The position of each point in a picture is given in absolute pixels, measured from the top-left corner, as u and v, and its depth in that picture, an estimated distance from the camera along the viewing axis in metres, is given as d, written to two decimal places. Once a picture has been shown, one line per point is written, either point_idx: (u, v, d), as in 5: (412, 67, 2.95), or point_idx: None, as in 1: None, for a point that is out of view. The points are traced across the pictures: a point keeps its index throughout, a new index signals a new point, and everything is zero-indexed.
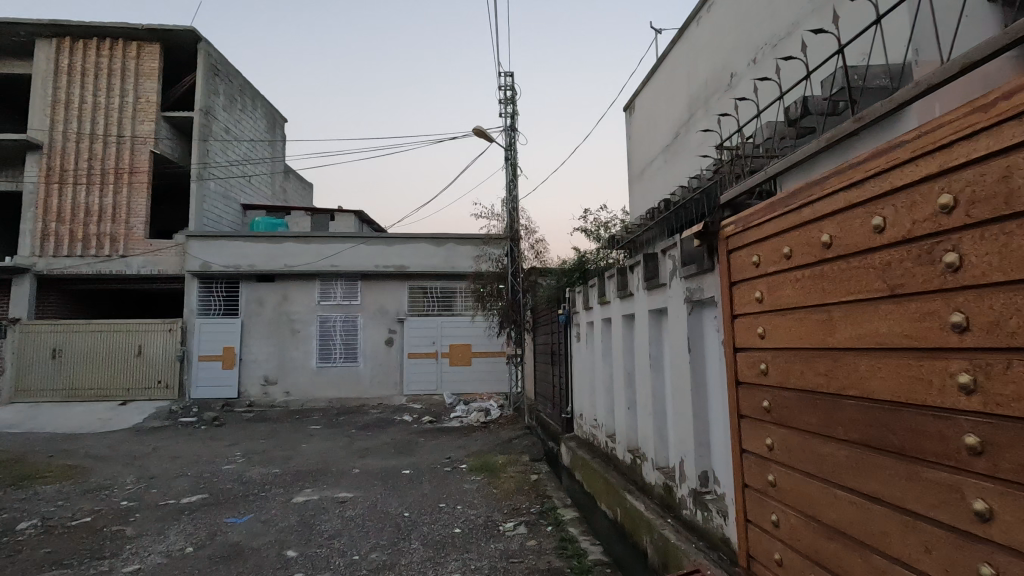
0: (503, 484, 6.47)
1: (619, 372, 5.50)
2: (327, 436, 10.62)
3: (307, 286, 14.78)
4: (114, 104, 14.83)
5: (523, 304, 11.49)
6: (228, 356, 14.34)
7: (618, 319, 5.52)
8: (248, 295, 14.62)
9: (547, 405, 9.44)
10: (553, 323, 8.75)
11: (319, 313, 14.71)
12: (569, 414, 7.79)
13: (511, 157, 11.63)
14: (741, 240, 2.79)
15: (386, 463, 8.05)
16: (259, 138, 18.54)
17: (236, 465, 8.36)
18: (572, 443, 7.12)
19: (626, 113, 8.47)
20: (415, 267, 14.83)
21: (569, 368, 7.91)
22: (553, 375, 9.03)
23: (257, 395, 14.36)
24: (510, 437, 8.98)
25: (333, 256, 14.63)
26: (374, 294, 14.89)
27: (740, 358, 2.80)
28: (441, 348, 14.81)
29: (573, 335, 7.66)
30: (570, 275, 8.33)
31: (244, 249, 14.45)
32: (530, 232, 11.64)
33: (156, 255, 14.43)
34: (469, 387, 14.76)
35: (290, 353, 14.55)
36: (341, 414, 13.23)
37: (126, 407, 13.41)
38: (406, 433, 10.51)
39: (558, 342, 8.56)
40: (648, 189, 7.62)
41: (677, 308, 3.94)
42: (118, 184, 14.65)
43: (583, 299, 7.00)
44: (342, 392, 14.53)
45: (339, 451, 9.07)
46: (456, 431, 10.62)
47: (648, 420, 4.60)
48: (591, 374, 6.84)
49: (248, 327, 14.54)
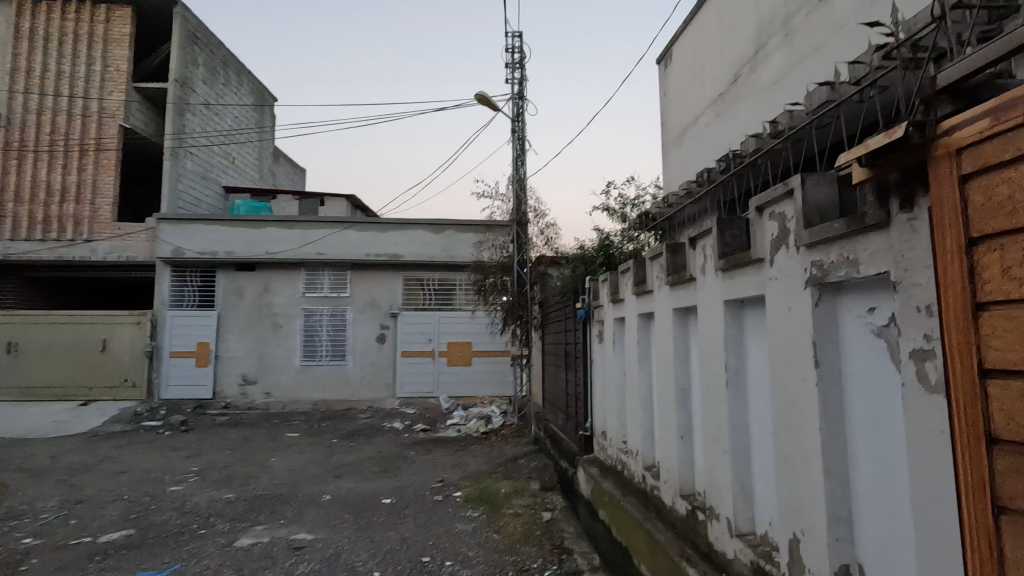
0: (506, 524, 5.04)
1: (665, 385, 4.06)
2: (304, 447, 9.19)
3: (290, 276, 13.38)
4: (80, 73, 13.39)
5: (531, 298, 10.07)
6: (203, 352, 12.98)
7: (666, 314, 4.07)
8: (225, 285, 13.24)
9: (560, 417, 8.02)
10: (569, 319, 7.30)
11: (304, 306, 13.31)
12: (588, 432, 6.34)
13: (518, 129, 10.15)
14: (1001, 150, 1.37)
15: (364, 487, 6.62)
16: (245, 115, 17.12)
17: (185, 486, 6.95)
18: (593, 470, 5.66)
19: (659, 66, 6.99)
20: (410, 257, 13.33)
21: (588, 374, 6.46)
22: (568, 382, 7.58)
23: (234, 396, 12.98)
24: (515, 455, 7.54)
25: (319, 243, 13.20)
26: (365, 286, 13.47)
27: (1002, 389, 1.37)
28: (438, 347, 13.39)
29: (594, 333, 6.21)
30: (592, 263, 6.85)
31: (221, 234, 13.01)
32: (540, 216, 10.09)
33: (124, 240, 13.05)
34: (469, 389, 13.35)
35: (271, 350, 13.17)
36: (325, 419, 11.82)
37: (86, 408, 12.04)
38: (394, 446, 9.07)
39: (573, 342, 7.09)
40: (688, 154, 6.16)
41: (784, 298, 2.51)
42: (83, 161, 13.24)
43: (611, 288, 5.53)
44: (328, 393, 13.14)
45: (312, 468, 7.65)
46: (452, 443, 9.18)
47: (719, 461, 3.18)
48: (619, 385, 5.39)
49: (225, 320, 13.14)
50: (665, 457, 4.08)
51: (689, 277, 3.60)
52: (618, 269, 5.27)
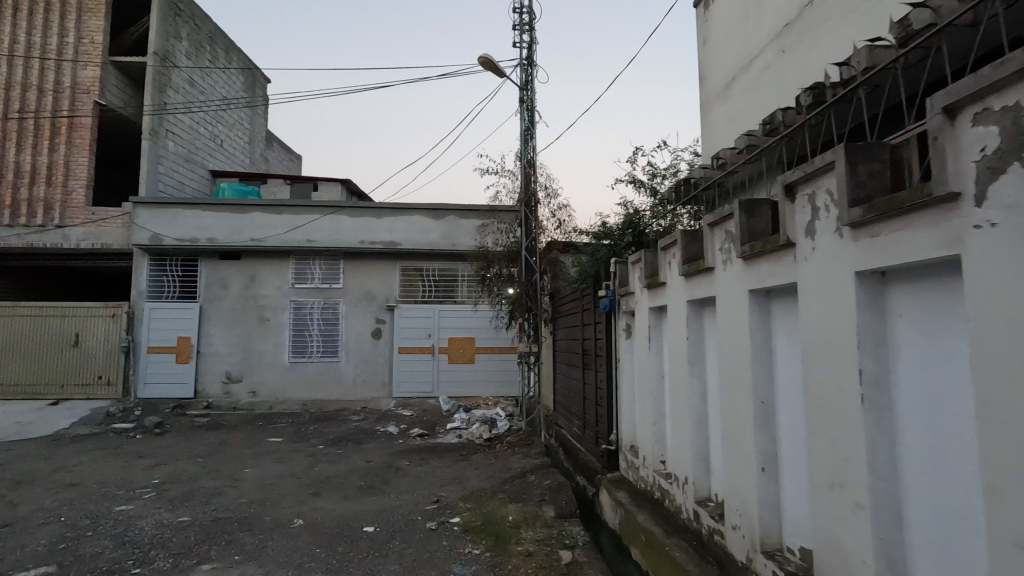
0: (514, 569, 3.95)
1: (738, 395, 3.19)
2: (284, 455, 8.14)
3: (279, 265, 12.35)
4: (52, 45, 12.33)
5: (541, 288, 8.98)
6: (183, 348, 11.98)
7: (738, 298, 3.24)
8: (208, 275, 12.23)
9: (575, 423, 6.95)
10: (587, 311, 6.23)
11: (294, 298, 12.29)
12: (613, 446, 5.27)
13: (526, 98, 9.04)
14: None
15: (344, 509, 5.57)
16: (234, 96, 16.06)
17: (136, 505, 5.90)
18: (621, 494, 4.63)
19: (698, 10, 5.89)
20: (407, 245, 12.23)
21: (610, 374, 5.40)
22: (584, 384, 6.49)
23: (217, 395, 11.98)
24: (524, 469, 6.47)
25: (309, 230, 12.12)
26: (359, 277, 12.42)
27: None
28: (439, 343, 12.34)
29: (620, 325, 5.19)
30: (616, 242, 5.73)
31: (203, 220, 11.95)
32: (552, 196, 8.89)
33: (99, 226, 12.04)
34: (471, 389, 12.30)
35: (258, 346, 12.16)
36: (313, 422, 10.79)
37: (54, 408, 11.04)
38: (386, 454, 8.02)
39: (592, 337, 6.05)
40: (736, 109, 5.04)
41: (1005, 256, 1.66)
42: (54, 141, 12.20)
43: (646, 271, 4.53)
44: (319, 392, 12.12)
45: (288, 483, 6.60)
46: (452, 451, 8.13)
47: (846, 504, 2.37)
48: (650, 389, 4.43)
49: (208, 313, 12.14)
50: (730, 489, 3.22)
51: (783, 242, 2.80)
52: (658, 245, 4.27)
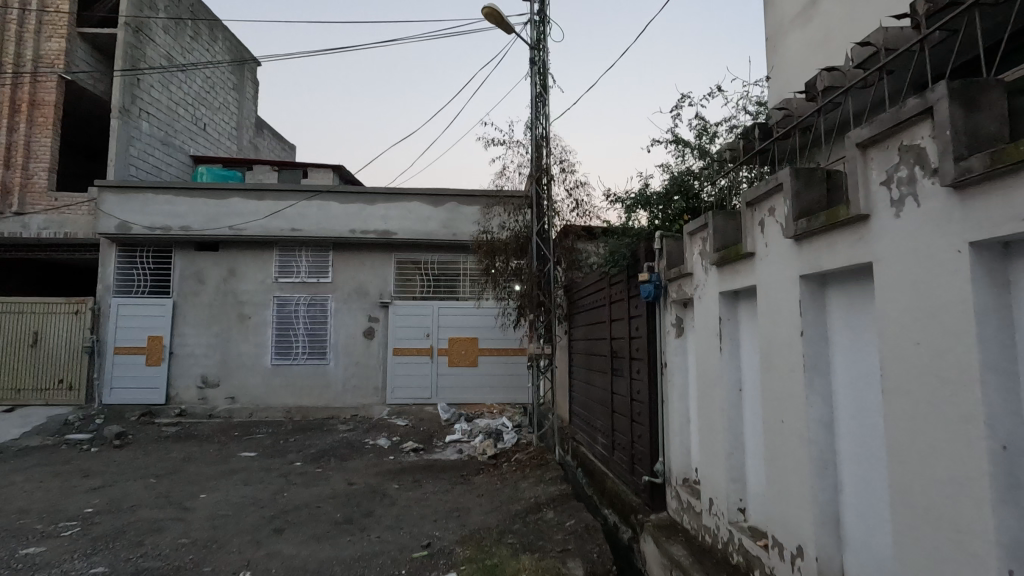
0: None
1: (924, 427, 2.05)
2: (252, 475, 6.90)
3: (261, 258, 11.14)
4: (12, 13, 11.04)
5: (553, 279, 7.71)
6: (154, 349, 10.79)
7: (925, 256, 2.05)
8: (183, 268, 11.04)
9: (600, 441, 5.69)
10: (619, 304, 4.98)
11: (277, 293, 11.08)
12: (658, 479, 4.00)
13: (537, 60, 7.80)
14: None
15: (307, 556, 4.33)
16: (219, 77, 14.90)
17: (48, 547, 4.66)
18: (678, 551, 3.37)
19: None
20: (403, 235, 10.97)
21: (653, 382, 4.12)
22: (612, 395, 5.23)
23: (191, 401, 10.77)
24: (538, 500, 5.21)
25: (295, 217, 10.90)
26: (351, 270, 11.19)
27: None
28: (438, 343, 11.10)
29: (670, 320, 3.95)
30: (657, 213, 4.45)
31: (176, 206, 10.74)
32: (568, 172, 7.58)
33: (62, 213, 10.87)
34: (473, 395, 11.05)
35: (237, 347, 10.95)
36: (295, 432, 9.55)
37: (7, 415, 9.86)
38: (372, 475, 6.77)
39: (625, 336, 4.80)
40: (829, 30, 3.84)
41: None
42: (13, 119, 10.95)
43: (716, 243, 3.27)
44: (305, 398, 10.90)
45: (248, 516, 5.36)
46: (451, 470, 6.87)
47: None
48: (718, 408, 3.23)
49: (182, 310, 10.95)
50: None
51: None
52: (745, 201, 3.02)
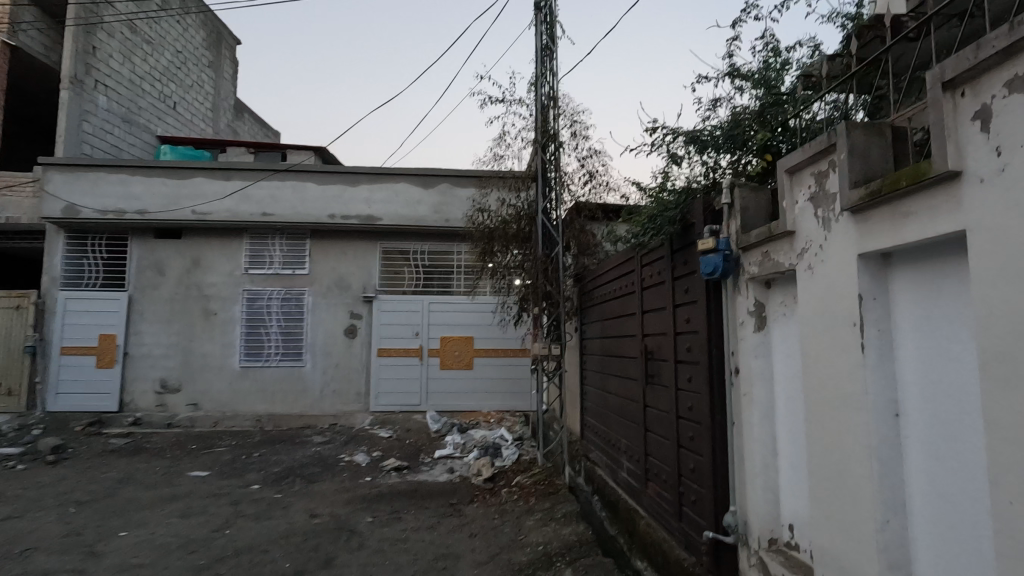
0: None
1: None
2: (196, 503, 5.64)
3: (229, 246, 9.89)
4: None
5: (561, 266, 6.45)
6: (106, 349, 9.53)
7: None
8: (141, 258, 9.78)
9: (627, 466, 4.47)
10: (657, 289, 3.78)
11: (248, 287, 9.84)
12: (728, 537, 2.76)
13: (544, 5, 6.56)
14: None
15: None
16: (192, 52, 13.65)
17: None
18: None
19: None
20: (390, 221, 9.71)
21: (714, 394, 2.90)
22: (646, 408, 4.03)
23: (148, 409, 9.51)
24: (548, 550, 3.97)
25: (266, 201, 9.64)
26: (330, 260, 9.94)
27: None
28: (428, 343, 9.86)
29: (745, 306, 2.74)
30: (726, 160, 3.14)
31: (131, 187, 9.47)
32: (580, 137, 6.29)
33: (3, 195, 9.60)
34: (468, 402, 9.81)
35: (201, 347, 9.69)
36: (262, 445, 8.29)
37: None
38: (341, 504, 5.51)
39: (666, 331, 3.59)
40: None
41: None
42: None
43: (852, 176, 1.96)
44: (278, 405, 9.63)
45: (168, 566, 4.10)
46: (438, 498, 5.61)
47: None
48: (856, 441, 1.96)
49: (139, 305, 9.70)
50: None
51: None
52: (932, 84, 1.60)
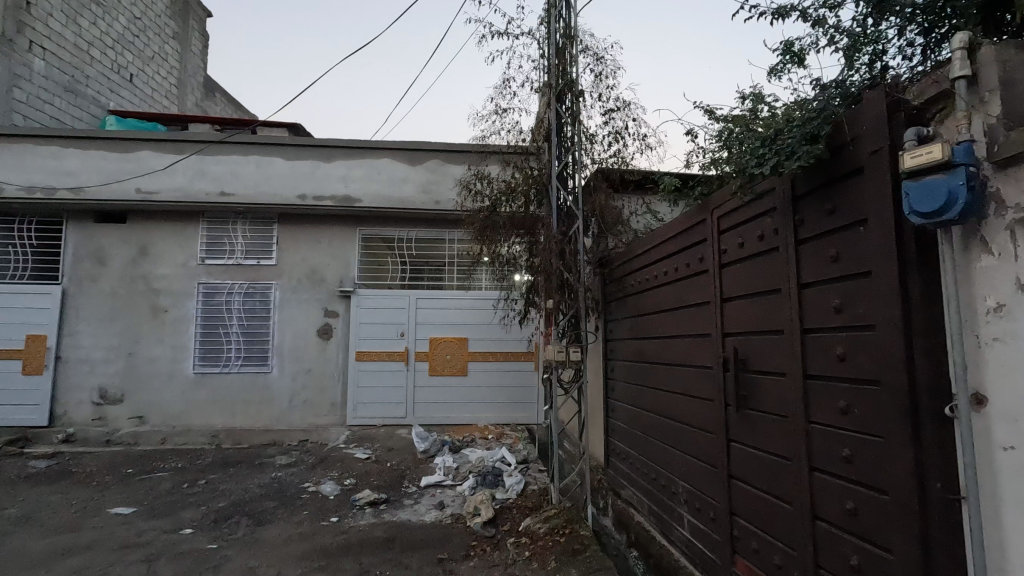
0: None
1: None
2: (98, 559, 4.24)
3: (182, 232, 8.46)
4: None
5: (577, 240, 5.08)
6: (34, 352, 8.10)
7: None
8: (78, 245, 8.34)
9: (688, 519, 3.15)
10: (759, 263, 2.44)
11: (204, 279, 8.41)
12: None
13: None
14: None
15: None
16: (153, 19, 12.18)
17: None
18: None
19: None
20: (370, 203, 8.31)
21: (918, 441, 1.59)
22: (729, 446, 2.68)
23: (83, 423, 8.07)
24: None
25: (225, 178, 8.22)
26: (302, 249, 8.53)
27: None
28: (416, 345, 8.48)
29: (1000, 279, 1.41)
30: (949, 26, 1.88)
31: (63, 162, 8.03)
32: (604, 82, 4.93)
33: None
34: (461, 413, 8.43)
35: (148, 349, 8.26)
36: (213, 469, 6.87)
37: None
38: (292, 561, 4.12)
39: (780, 328, 2.27)
40: None
41: None
42: None
43: None
44: (238, 418, 8.21)
45: None
46: (422, 551, 4.23)
47: None
48: None
49: (75, 300, 8.26)
50: None
51: None
52: None
